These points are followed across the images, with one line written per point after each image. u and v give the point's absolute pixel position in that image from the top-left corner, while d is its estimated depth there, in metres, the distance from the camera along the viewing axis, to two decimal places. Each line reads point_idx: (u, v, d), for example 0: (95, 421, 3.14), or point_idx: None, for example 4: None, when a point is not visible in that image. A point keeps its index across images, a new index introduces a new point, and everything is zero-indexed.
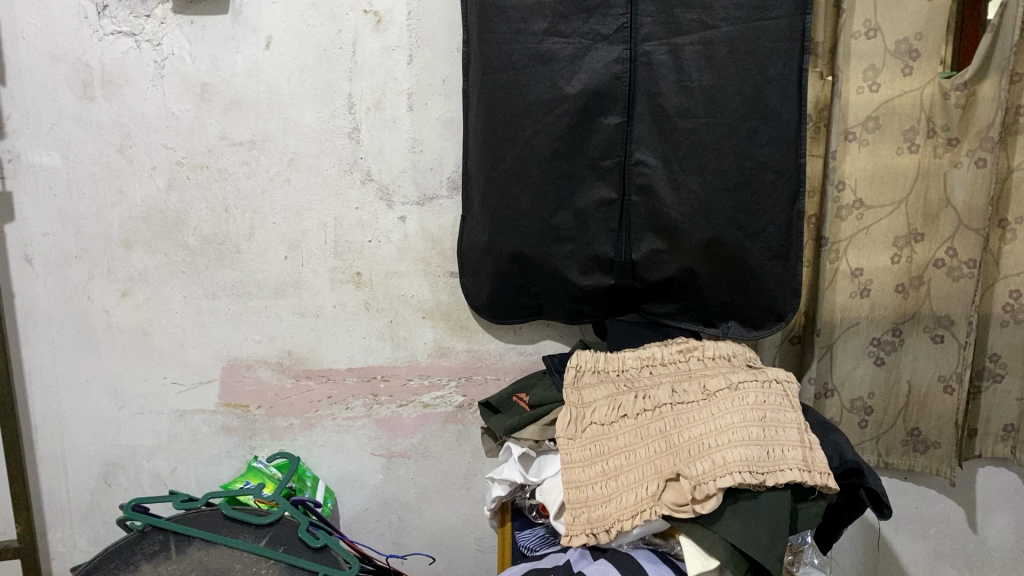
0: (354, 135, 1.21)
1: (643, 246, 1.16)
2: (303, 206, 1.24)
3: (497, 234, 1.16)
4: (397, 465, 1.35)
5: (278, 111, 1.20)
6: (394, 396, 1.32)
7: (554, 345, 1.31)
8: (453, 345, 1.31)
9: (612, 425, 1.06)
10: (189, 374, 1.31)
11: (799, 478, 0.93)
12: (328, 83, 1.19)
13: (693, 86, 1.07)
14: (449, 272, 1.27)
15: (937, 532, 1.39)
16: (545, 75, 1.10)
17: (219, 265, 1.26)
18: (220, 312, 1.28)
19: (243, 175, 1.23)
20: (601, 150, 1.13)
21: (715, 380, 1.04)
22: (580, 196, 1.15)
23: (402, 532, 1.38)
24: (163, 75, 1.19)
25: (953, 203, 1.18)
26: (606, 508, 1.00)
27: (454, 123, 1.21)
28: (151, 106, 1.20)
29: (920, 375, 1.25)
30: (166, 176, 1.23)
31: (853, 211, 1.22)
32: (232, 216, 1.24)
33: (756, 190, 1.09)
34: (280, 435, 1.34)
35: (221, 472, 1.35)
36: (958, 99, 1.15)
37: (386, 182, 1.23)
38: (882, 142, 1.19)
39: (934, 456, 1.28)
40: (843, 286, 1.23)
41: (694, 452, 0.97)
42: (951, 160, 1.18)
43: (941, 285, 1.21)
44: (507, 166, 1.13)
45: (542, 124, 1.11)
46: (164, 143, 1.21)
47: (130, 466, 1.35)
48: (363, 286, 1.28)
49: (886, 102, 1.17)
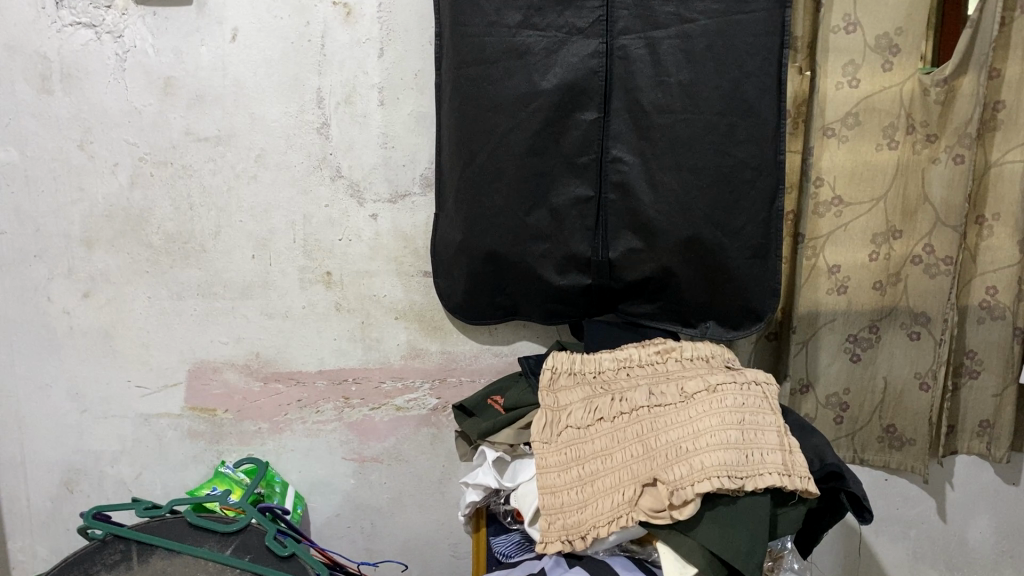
0: (323, 131, 1.18)
1: (620, 244, 1.13)
2: (270, 204, 1.20)
3: (471, 232, 1.13)
4: (370, 470, 1.32)
5: (244, 107, 1.16)
6: (365, 399, 1.29)
7: (530, 347, 1.28)
8: (427, 347, 1.27)
9: (587, 428, 1.03)
10: (154, 378, 1.27)
11: (779, 482, 0.91)
12: (297, 77, 1.16)
13: (670, 80, 1.05)
14: (422, 272, 1.24)
15: (917, 534, 1.37)
16: (519, 69, 1.07)
17: (185, 265, 1.22)
18: (186, 314, 1.24)
19: (209, 172, 1.19)
20: (577, 147, 1.10)
21: (694, 382, 1.02)
22: (556, 194, 1.12)
23: (374, 538, 1.35)
24: (125, 68, 1.15)
25: (931, 200, 1.17)
26: (582, 514, 0.97)
27: (428, 118, 1.18)
28: (113, 100, 1.16)
29: (897, 371, 1.24)
30: (129, 172, 1.19)
31: (831, 208, 1.20)
32: (197, 214, 1.21)
33: (734, 187, 1.07)
34: (249, 440, 1.30)
35: (187, 478, 1.31)
36: (938, 95, 1.13)
37: (356, 179, 1.20)
38: (862, 139, 1.17)
39: (910, 453, 1.27)
40: (821, 283, 1.22)
41: (671, 456, 0.95)
42: (929, 156, 1.16)
43: (918, 282, 1.20)
44: (481, 163, 1.10)
45: (516, 120, 1.08)
46: (126, 139, 1.17)
47: (92, 473, 1.30)
48: (334, 286, 1.24)
49: (866, 98, 1.15)
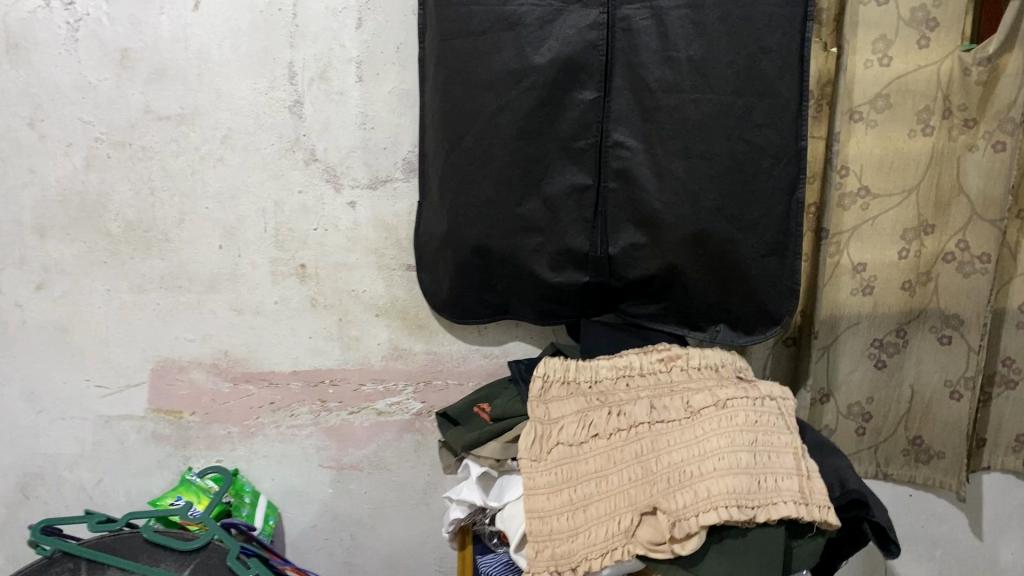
0: (296, 110, 1.07)
1: (621, 239, 1.02)
2: (239, 188, 1.10)
3: (457, 223, 1.03)
4: (348, 479, 1.22)
5: (209, 82, 1.06)
6: (344, 402, 1.19)
7: (521, 347, 1.17)
8: (411, 346, 1.17)
9: (580, 446, 0.91)
10: (114, 377, 1.17)
11: (795, 513, 0.81)
12: (267, 49, 1.05)
13: (678, 56, 0.93)
14: (405, 265, 1.14)
15: (944, 554, 1.27)
16: (510, 42, 0.95)
17: (146, 255, 1.12)
18: (148, 308, 1.14)
19: (171, 154, 1.08)
20: (574, 130, 0.99)
21: (700, 396, 0.91)
22: (550, 182, 1.01)
23: (354, 551, 1.26)
24: (78, 39, 1.04)
25: (967, 192, 1.05)
26: (573, 543, 0.85)
27: (410, 96, 1.07)
28: (65, 74, 1.05)
29: (924, 380, 1.13)
30: (84, 154, 1.08)
31: (858, 199, 1.08)
32: (159, 199, 1.10)
33: (749, 176, 0.95)
34: (217, 445, 1.20)
35: (151, 485, 1.22)
36: (979, 75, 1.01)
37: (333, 163, 1.09)
38: (893, 124, 1.05)
39: (938, 468, 1.16)
40: (844, 283, 1.10)
41: (674, 482, 0.84)
42: (966, 143, 1.04)
43: (950, 281, 1.08)
44: (468, 147, 0.99)
45: (506, 98, 0.97)
46: (80, 117, 1.07)
47: (50, 478, 1.21)
48: (308, 280, 1.14)
49: (898, 78, 1.03)
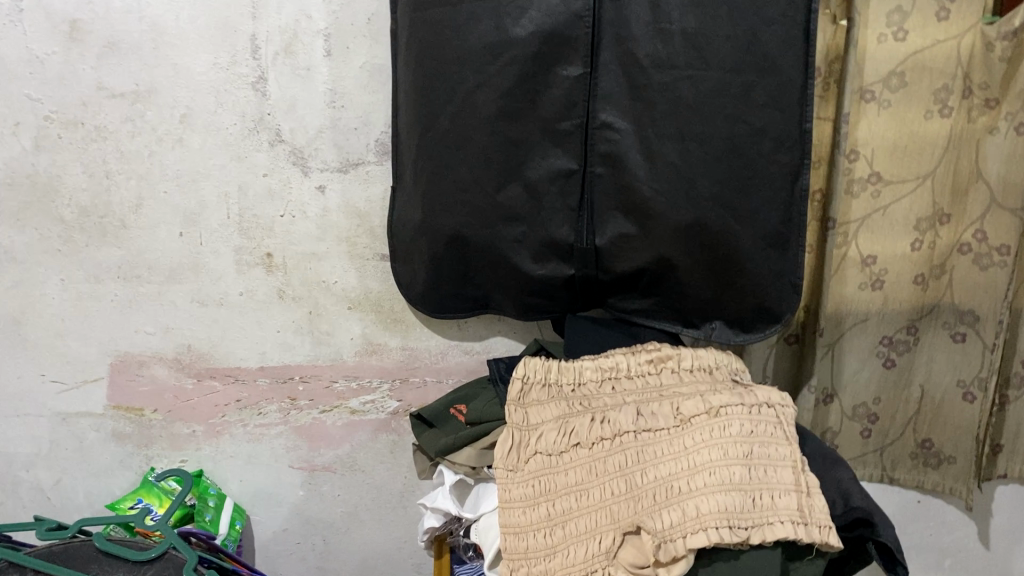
0: (259, 87, 0.99)
1: (609, 229, 0.93)
2: (199, 172, 1.02)
3: (432, 211, 0.95)
4: (320, 480, 1.16)
5: (165, 56, 0.97)
6: (315, 400, 1.12)
7: (503, 343, 1.10)
8: (386, 341, 1.10)
9: (560, 456, 0.83)
10: (72, 372, 1.10)
11: (793, 534, 0.74)
12: (227, 21, 0.96)
13: (671, 28, 0.85)
14: (379, 255, 1.06)
15: (952, 564, 1.20)
16: (486, 12, 0.86)
17: (101, 243, 1.04)
18: (106, 300, 1.07)
19: (126, 134, 1.00)
20: (558, 109, 0.90)
21: (691, 403, 0.83)
22: (532, 166, 0.92)
23: (328, 555, 1.20)
24: (22, 9, 0.95)
25: (986, 177, 0.97)
26: (549, 562, 0.77)
27: (383, 72, 0.99)
28: (9, 46, 0.96)
29: (935, 380, 1.05)
30: (33, 134, 0.99)
31: (867, 186, 1.00)
32: (114, 183, 1.02)
33: (749, 161, 0.87)
34: (182, 444, 1.13)
35: (113, 485, 1.15)
36: (1003, 51, 0.93)
37: (300, 144, 1.01)
38: (907, 103, 0.96)
39: (948, 473, 1.09)
40: (852, 276, 1.02)
41: (660, 498, 0.77)
42: (986, 126, 0.96)
43: (966, 275, 1.01)
44: (443, 128, 0.91)
45: (483, 75, 0.88)
46: (28, 93, 0.98)
47: (6, 477, 1.15)
48: (275, 271, 1.06)
49: (914, 53, 0.94)
